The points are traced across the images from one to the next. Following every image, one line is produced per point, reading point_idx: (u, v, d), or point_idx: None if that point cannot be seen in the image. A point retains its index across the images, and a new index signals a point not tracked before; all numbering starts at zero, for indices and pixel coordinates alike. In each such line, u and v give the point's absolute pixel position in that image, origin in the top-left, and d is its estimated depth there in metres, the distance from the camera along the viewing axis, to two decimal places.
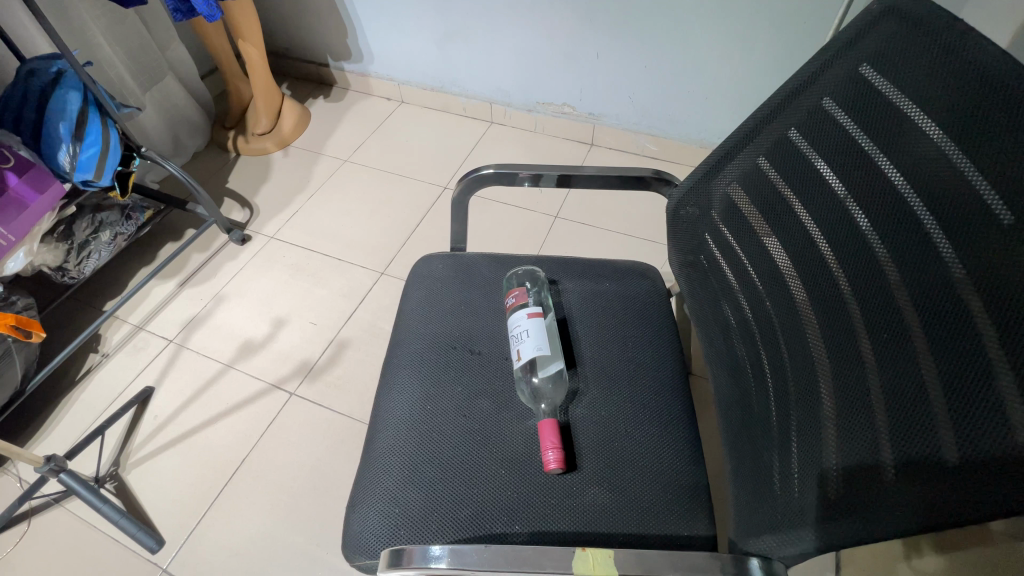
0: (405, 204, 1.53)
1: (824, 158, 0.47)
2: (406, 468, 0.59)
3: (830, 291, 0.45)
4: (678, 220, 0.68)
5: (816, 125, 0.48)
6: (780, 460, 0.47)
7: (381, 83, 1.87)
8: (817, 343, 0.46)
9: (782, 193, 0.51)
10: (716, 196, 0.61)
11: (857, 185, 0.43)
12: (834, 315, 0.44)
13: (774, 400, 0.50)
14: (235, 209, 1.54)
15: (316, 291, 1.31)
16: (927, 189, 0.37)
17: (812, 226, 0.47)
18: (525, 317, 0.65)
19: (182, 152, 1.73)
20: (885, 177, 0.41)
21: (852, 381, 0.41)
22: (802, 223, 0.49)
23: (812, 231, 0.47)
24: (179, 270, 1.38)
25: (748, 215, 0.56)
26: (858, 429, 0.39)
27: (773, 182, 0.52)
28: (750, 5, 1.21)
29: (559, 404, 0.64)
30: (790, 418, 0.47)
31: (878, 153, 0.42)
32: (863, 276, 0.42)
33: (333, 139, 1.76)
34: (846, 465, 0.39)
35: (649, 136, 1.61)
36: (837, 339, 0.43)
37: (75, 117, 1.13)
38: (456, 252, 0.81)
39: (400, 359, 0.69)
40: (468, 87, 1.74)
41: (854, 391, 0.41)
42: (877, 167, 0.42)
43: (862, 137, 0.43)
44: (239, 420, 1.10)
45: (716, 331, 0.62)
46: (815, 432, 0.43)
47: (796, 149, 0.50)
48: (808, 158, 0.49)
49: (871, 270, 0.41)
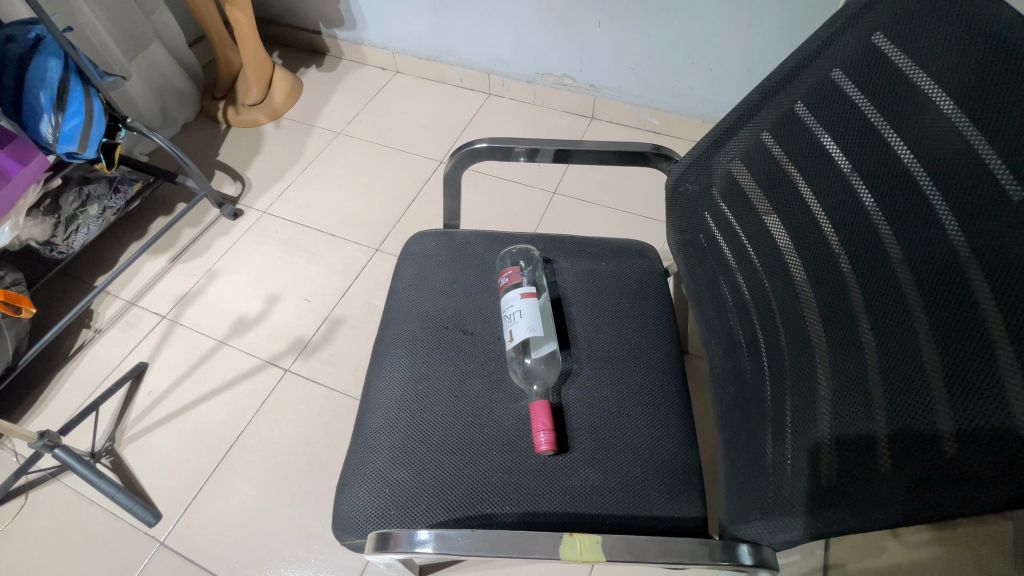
0: (401, 179, 1.50)
1: (831, 133, 0.45)
2: (397, 448, 0.58)
3: (830, 272, 0.43)
4: (678, 196, 0.66)
5: (824, 98, 0.46)
6: (773, 444, 0.46)
7: (375, 52, 1.81)
8: (816, 325, 0.44)
9: (786, 170, 0.49)
10: (717, 173, 0.59)
11: (866, 160, 0.41)
12: (834, 297, 0.43)
13: (769, 383, 0.49)
14: (226, 183, 1.51)
15: (310, 268, 1.29)
16: (938, 166, 0.35)
17: (815, 204, 0.45)
18: (518, 297, 0.64)
19: (171, 123, 1.68)
20: (893, 153, 0.39)
21: (848, 364, 0.40)
22: (806, 201, 0.47)
23: (814, 209, 0.46)
24: (170, 245, 1.35)
25: (749, 191, 0.54)
26: (854, 414, 0.38)
27: (776, 158, 0.50)
28: None
29: (552, 385, 0.63)
30: (785, 401, 0.46)
31: (886, 128, 0.40)
32: (865, 258, 0.40)
33: (326, 110, 1.71)
34: (840, 451, 0.39)
35: (651, 109, 1.57)
36: (835, 322, 0.42)
37: (56, 86, 1.09)
38: (449, 229, 0.79)
39: (392, 338, 0.68)
40: (465, 56, 1.68)
41: (849, 376, 0.40)
42: (885, 141, 0.40)
43: (872, 110, 0.41)
44: (234, 396, 1.09)
45: (714, 314, 0.61)
46: (809, 417, 0.43)
47: (802, 123, 0.48)
48: (814, 133, 0.46)
49: (873, 251, 0.39)
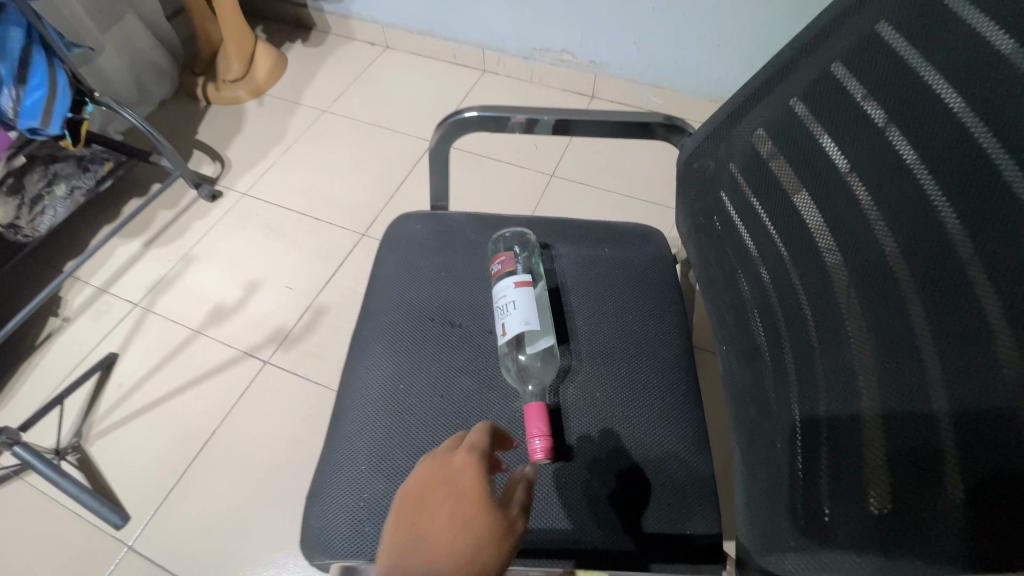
0: (390, 160, 1.42)
1: (877, 98, 0.38)
2: (373, 455, 0.52)
3: (873, 258, 0.37)
4: (691, 173, 0.59)
5: (867, 57, 0.38)
6: (803, 453, 0.40)
7: (364, 27, 1.72)
8: (856, 322, 0.38)
9: (821, 144, 0.42)
10: (737, 147, 0.51)
11: (918, 126, 0.34)
12: (878, 288, 0.36)
13: (799, 383, 0.43)
14: (205, 163, 1.43)
15: (292, 253, 1.22)
16: (1017, 132, 0.28)
17: (857, 183, 0.39)
18: (511, 286, 0.57)
19: (147, 100, 1.59)
20: (957, 119, 0.32)
21: (895, 369, 0.34)
22: (843, 174, 0.40)
23: (854, 184, 0.39)
24: (144, 229, 1.27)
25: (773, 166, 0.47)
26: (904, 429, 0.32)
27: (809, 131, 0.43)
28: None
29: (548, 385, 0.56)
30: (817, 406, 0.40)
31: (943, 86, 0.33)
32: (916, 242, 0.34)
33: (312, 87, 1.62)
34: (888, 472, 0.32)
35: (655, 88, 1.49)
36: (879, 317, 0.36)
37: (17, 57, 1.01)
38: (437, 210, 0.71)
39: (371, 331, 0.61)
40: (459, 31, 1.59)
41: (897, 382, 0.33)
42: (942, 102, 0.33)
43: (929, 68, 0.34)
44: (210, 390, 1.03)
45: (731, 305, 0.54)
46: (848, 427, 0.36)
47: (840, 88, 0.41)
48: (855, 99, 0.39)
49: (927, 234, 0.33)
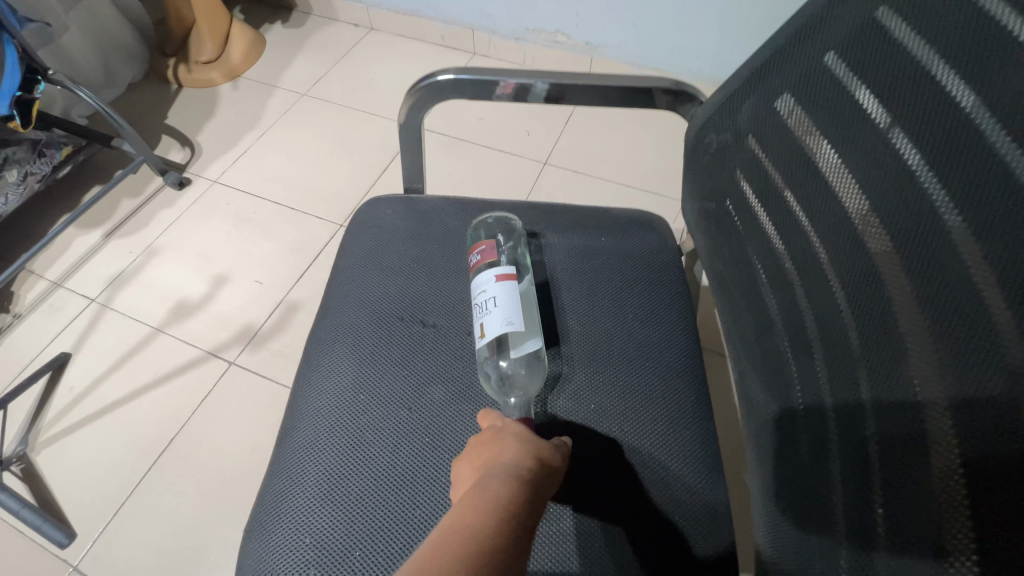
0: (373, 146, 1.33)
1: (937, 47, 0.30)
2: (325, 479, 0.44)
3: (931, 238, 0.30)
4: (699, 148, 0.51)
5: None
6: (863, 483, 0.33)
7: (347, 7, 1.63)
8: (915, 326, 0.31)
9: (864, 111, 0.35)
10: (756, 118, 0.44)
11: (979, 68, 0.27)
12: (940, 275, 0.29)
13: (849, 395, 0.36)
14: (173, 149, 1.34)
15: (264, 245, 1.13)
16: None
17: (912, 155, 0.31)
18: (491, 279, 0.49)
19: (115, 83, 1.50)
20: None
21: (967, 377, 0.27)
22: (890, 140, 0.33)
23: (904, 149, 0.32)
24: (105, 218, 1.18)
25: (801, 136, 0.40)
26: (984, 454, 0.25)
27: (848, 95, 0.36)
28: None
29: (534, 397, 0.48)
30: (874, 424, 0.33)
31: (1010, 14, 0.26)
32: (987, 213, 0.27)
33: (290, 70, 1.53)
34: (971, 510, 0.25)
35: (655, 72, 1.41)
36: (943, 312, 0.29)
37: None
38: (410, 194, 0.63)
39: (328, 332, 0.53)
40: (447, 11, 1.50)
41: (970, 393, 0.26)
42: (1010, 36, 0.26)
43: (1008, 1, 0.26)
44: (170, 393, 0.94)
45: (753, 300, 0.47)
46: (915, 450, 0.29)
47: (888, 39, 0.33)
48: (908, 51, 0.32)
49: (1002, 203, 0.26)
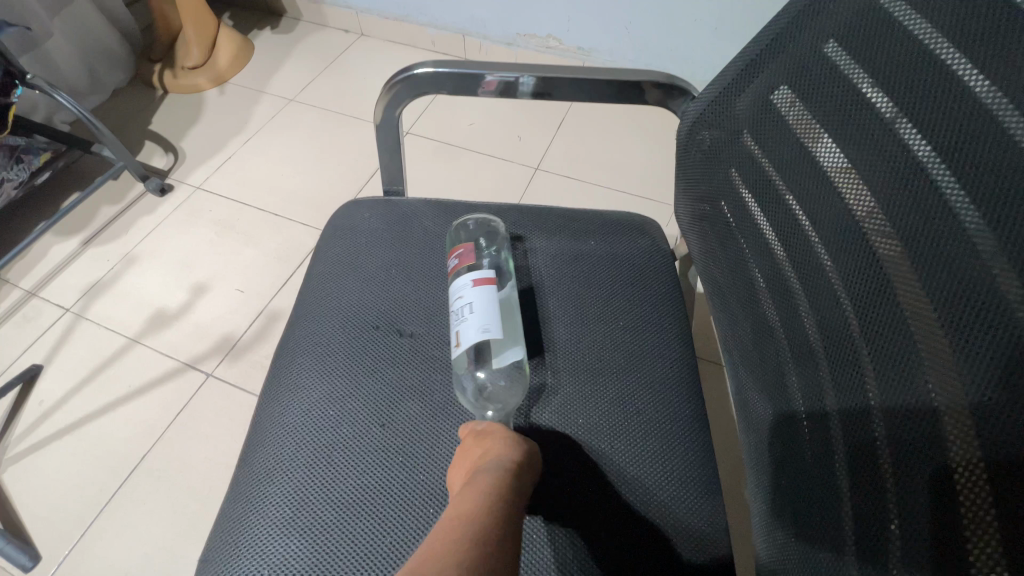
0: (361, 152, 1.30)
1: (952, 31, 0.28)
2: (288, 504, 0.41)
3: (943, 232, 0.27)
4: (692, 144, 0.48)
5: None
6: (868, 505, 0.30)
7: (337, 12, 1.61)
8: (925, 333, 0.28)
9: (866, 101, 0.32)
10: (751, 113, 0.41)
11: (1001, 51, 0.25)
12: (954, 274, 0.26)
13: (851, 400, 0.33)
14: (157, 154, 1.31)
15: (246, 253, 1.10)
16: None
17: (921, 147, 0.29)
18: (470, 284, 0.46)
19: (99, 88, 1.47)
20: None
21: (991, 385, 0.24)
22: (896, 127, 0.30)
23: (911, 138, 0.29)
24: (83, 226, 1.15)
25: (798, 129, 0.37)
26: (1015, 473, 0.22)
27: (849, 85, 0.33)
28: None
29: (514, 410, 0.45)
30: (881, 432, 0.30)
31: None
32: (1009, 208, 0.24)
33: (278, 75, 1.51)
34: (1005, 537, 0.22)
35: None
36: (960, 314, 0.26)
37: None
38: (391, 196, 0.60)
39: (297, 343, 0.49)
40: (438, 16, 1.49)
41: (994, 403, 0.23)
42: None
43: None
44: (144, 407, 0.90)
45: (747, 305, 0.44)
46: (928, 465, 0.26)
47: (896, 25, 0.31)
48: (917, 36, 0.29)
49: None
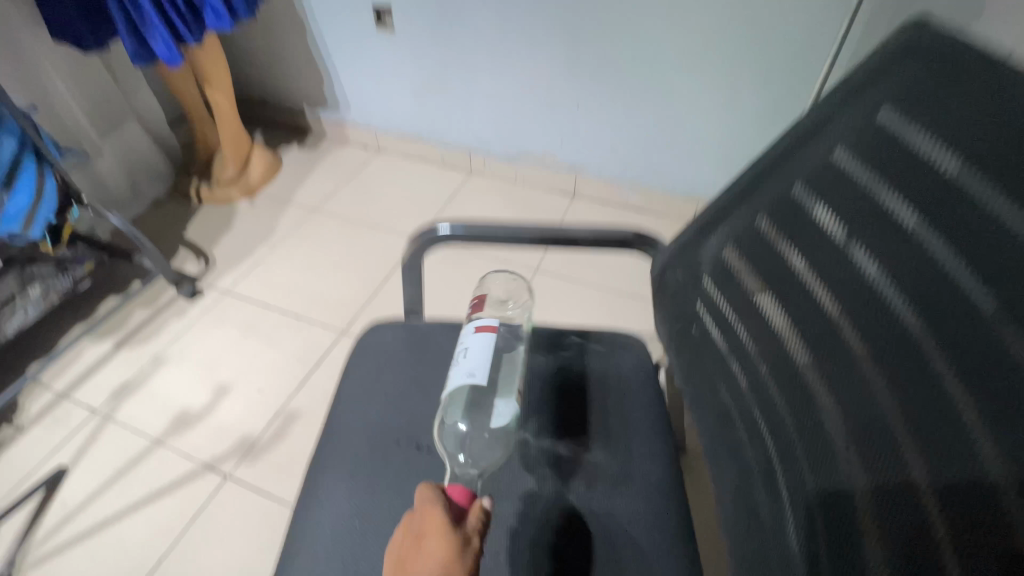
0: (376, 256, 1.43)
1: (844, 225, 0.37)
2: None
3: (951, 302, 0.29)
4: (686, 255, 0.54)
5: (827, 183, 0.38)
6: None
7: (358, 131, 1.82)
8: (851, 461, 0.35)
9: (791, 266, 0.41)
10: (709, 259, 0.51)
11: (927, 203, 0.31)
12: (865, 415, 0.34)
13: (887, 478, 0.32)
14: (189, 260, 1.44)
15: (267, 353, 1.18)
16: (999, 283, 0.27)
17: (833, 310, 0.37)
18: (474, 330, 0.51)
19: (141, 200, 1.63)
20: (929, 256, 0.31)
21: (900, 509, 0.31)
22: (813, 291, 0.39)
23: (825, 303, 0.38)
24: (117, 329, 1.24)
25: (743, 277, 0.46)
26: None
27: (778, 251, 0.43)
28: (731, 52, 1.21)
29: (482, 468, 0.56)
30: (930, 505, 0.29)
31: (945, 166, 0.30)
32: (1005, 270, 0.27)
33: (303, 187, 1.68)
34: None
35: (635, 188, 1.55)
36: (984, 373, 0.27)
37: (5, 164, 1.03)
38: (411, 318, 0.69)
39: (327, 456, 0.57)
40: (447, 135, 1.69)
41: (903, 525, 0.31)
42: (946, 182, 0.30)
43: (893, 202, 0.33)
44: (163, 510, 0.94)
45: (756, 395, 0.45)
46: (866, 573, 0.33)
47: (806, 211, 0.40)
48: (821, 224, 0.39)
49: (1022, 255, 0.26)
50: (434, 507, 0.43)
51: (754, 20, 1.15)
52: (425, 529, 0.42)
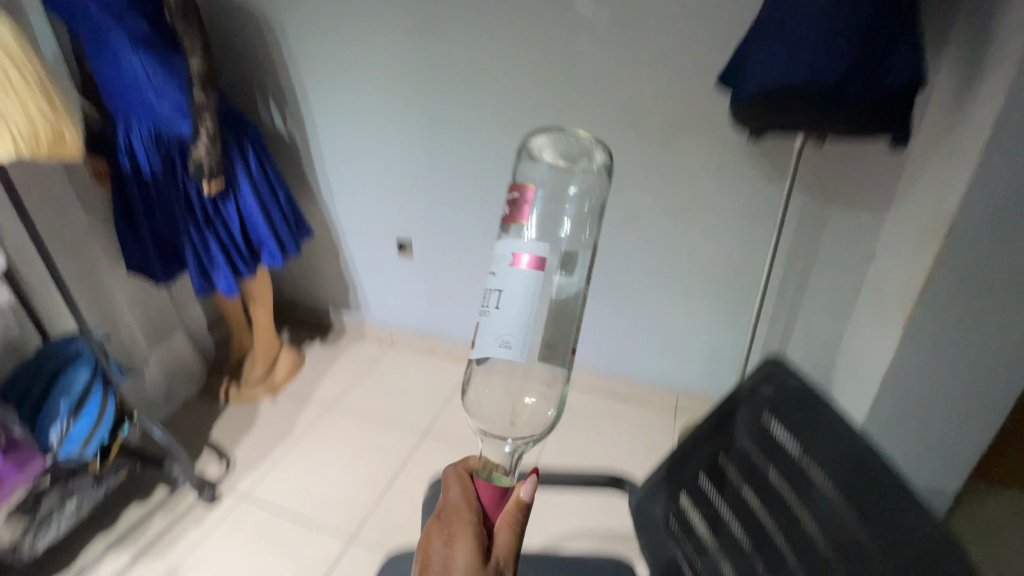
0: (384, 457, 1.53)
1: (749, 488, 0.62)
2: None
3: (836, 527, 0.52)
4: (674, 474, 0.70)
5: (741, 457, 0.64)
6: None
7: (375, 329, 2.07)
8: None
9: (722, 510, 0.64)
10: (664, 496, 0.70)
11: (791, 485, 0.58)
12: None
13: None
14: (212, 461, 1.55)
15: (279, 564, 1.26)
16: (832, 539, 0.52)
17: (747, 544, 0.61)
18: (511, 260, 0.56)
19: (173, 401, 1.79)
20: (800, 516, 0.56)
21: None
22: (734, 529, 0.63)
23: (742, 538, 0.61)
24: (136, 540, 1.32)
25: (689, 512, 0.67)
26: None
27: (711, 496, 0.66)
28: (682, 279, 1.55)
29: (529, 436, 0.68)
30: None
31: (798, 466, 0.57)
32: (830, 532, 0.53)
33: (321, 385, 1.85)
34: None
35: (619, 378, 1.80)
36: None
37: (77, 393, 1.20)
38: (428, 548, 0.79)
39: None
40: (452, 333, 1.94)
41: None
42: (799, 475, 0.57)
43: (775, 480, 0.60)
44: None
45: (775, 571, 0.57)
46: None
47: (728, 473, 0.65)
48: (737, 485, 0.63)
49: (838, 525, 0.52)
50: (463, 507, 0.58)
51: (698, 248, 1.48)
52: (457, 528, 0.56)
